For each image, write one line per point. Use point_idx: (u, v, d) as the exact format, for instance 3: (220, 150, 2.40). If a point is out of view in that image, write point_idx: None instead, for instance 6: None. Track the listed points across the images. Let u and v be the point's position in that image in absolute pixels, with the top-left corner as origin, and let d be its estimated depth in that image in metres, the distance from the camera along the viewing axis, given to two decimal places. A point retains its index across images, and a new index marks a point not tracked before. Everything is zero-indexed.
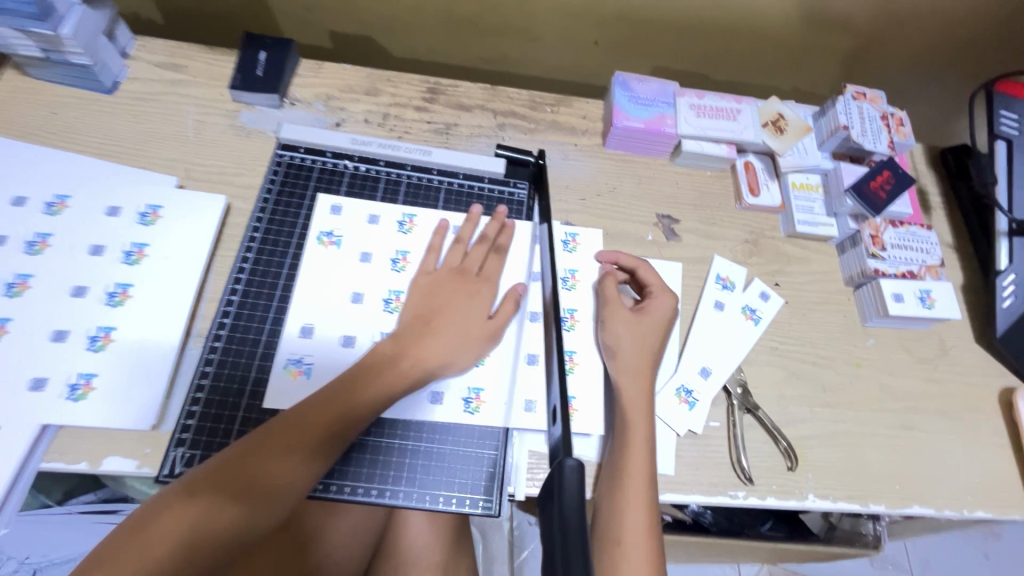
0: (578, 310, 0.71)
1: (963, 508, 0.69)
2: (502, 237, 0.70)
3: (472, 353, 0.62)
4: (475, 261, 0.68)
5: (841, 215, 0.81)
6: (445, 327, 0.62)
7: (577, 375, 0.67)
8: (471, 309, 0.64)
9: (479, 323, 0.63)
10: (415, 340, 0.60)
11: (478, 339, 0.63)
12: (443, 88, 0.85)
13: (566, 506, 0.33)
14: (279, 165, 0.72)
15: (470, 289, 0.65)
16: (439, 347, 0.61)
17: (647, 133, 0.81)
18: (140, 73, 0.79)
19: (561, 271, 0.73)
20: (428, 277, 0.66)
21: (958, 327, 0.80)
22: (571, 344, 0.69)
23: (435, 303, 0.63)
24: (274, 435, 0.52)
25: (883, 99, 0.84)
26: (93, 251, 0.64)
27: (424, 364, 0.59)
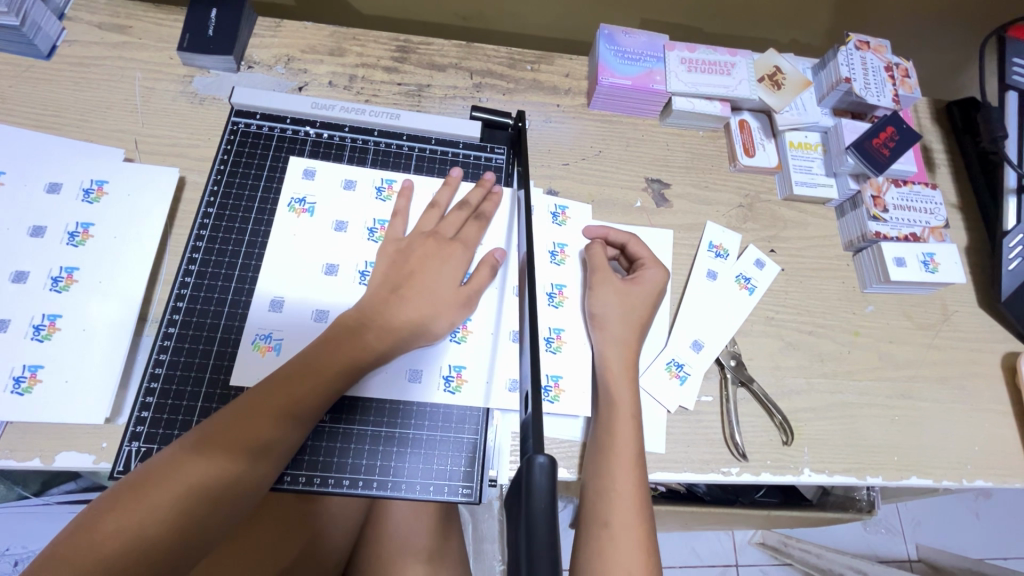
0: (567, 286, 0.67)
1: (962, 478, 0.67)
2: (486, 204, 0.66)
3: (445, 324, 0.58)
4: (451, 226, 0.63)
5: (841, 175, 0.76)
6: (416, 299, 0.57)
7: (563, 354, 0.63)
8: (446, 277, 0.59)
9: (452, 291, 0.59)
10: (385, 311, 0.56)
11: (453, 310, 0.59)
12: (414, 46, 0.78)
13: (534, 512, 0.29)
14: (234, 134, 0.67)
15: (444, 256, 0.61)
16: (410, 319, 0.56)
17: (635, 90, 0.75)
18: (79, 36, 0.72)
19: (550, 245, 0.69)
20: (397, 244, 0.61)
21: (961, 291, 0.76)
22: (558, 322, 0.65)
23: (406, 270, 0.59)
24: (234, 419, 0.48)
25: (888, 49, 0.78)
26: (33, 233, 0.59)
27: (394, 337, 0.56)
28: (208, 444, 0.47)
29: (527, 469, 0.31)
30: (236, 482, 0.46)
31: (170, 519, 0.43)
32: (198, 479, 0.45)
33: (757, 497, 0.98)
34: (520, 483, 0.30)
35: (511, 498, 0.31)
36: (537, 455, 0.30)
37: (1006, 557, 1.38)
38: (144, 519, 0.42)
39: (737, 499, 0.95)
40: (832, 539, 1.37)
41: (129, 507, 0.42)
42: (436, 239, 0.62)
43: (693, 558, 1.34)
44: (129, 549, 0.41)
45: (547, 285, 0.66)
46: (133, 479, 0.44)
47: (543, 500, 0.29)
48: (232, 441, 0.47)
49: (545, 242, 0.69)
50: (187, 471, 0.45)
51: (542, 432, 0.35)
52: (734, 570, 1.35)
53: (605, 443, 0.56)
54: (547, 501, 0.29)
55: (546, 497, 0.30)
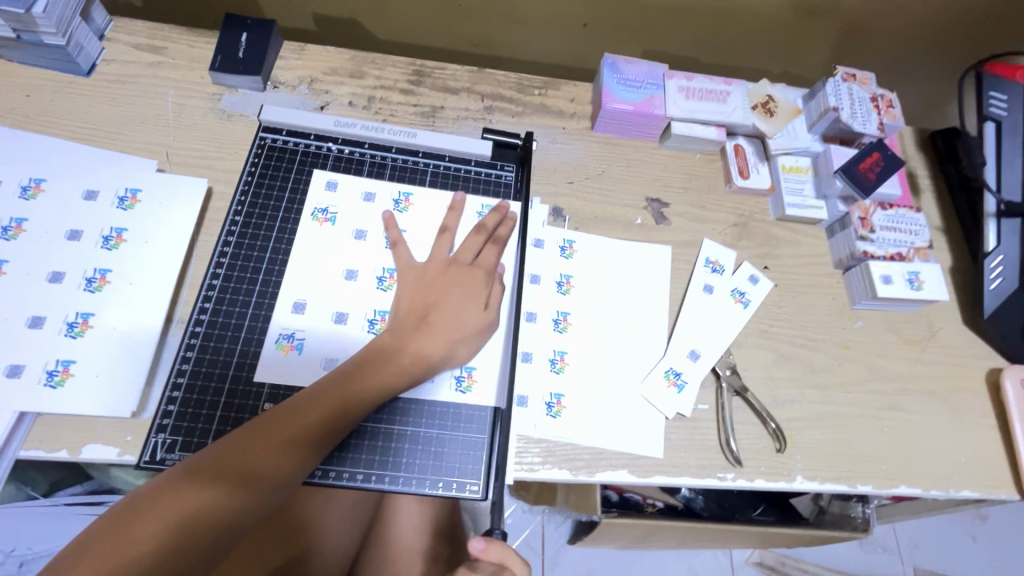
0: (572, 313, 0.70)
1: (949, 488, 0.69)
2: (502, 229, 0.69)
3: (469, 348, 0.62)
4: (470, 251, 0.66)
5: (830, 197, 0.80)
6: (442, 324, 0.61)
7: (566, 374, 0.67)
8: (471, 301, 0.63)
9: (474, 316, 0.62)
10: (413, 337, 0.60)
11: (477, 334, 0.62)
12: (429, 71, 0.84)
13: None
14: (261, 147, 0.71)
15: (469, 283, 0.64)
16: (436, 345, 0.60)
17: (636, 115, 0.80)
18: (118, 55, 0.77)
19: (556, 276, 0.72)
20: (415, 272, 0.64)
21: (946, 308, 0.80)
22: (561, 345, 0.69)
23: (431, 296, 0.62)
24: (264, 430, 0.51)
25: (873, 81, 0.84)
26: (70, 236, 0.63)
27: (424, 359, 0.59)
28: (236, 458, 0.49)
29: None
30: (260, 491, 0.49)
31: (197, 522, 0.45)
32: (221, 493, 0.47)
33: (754, 515, 0.99)
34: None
35: None
36: None
37: None
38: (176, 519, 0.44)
39: (734, 515, 0.97)
40: (829, 559, 1.38)
41: (160, 508, 0.44)
42: (456, 265, 0.65)
43: None
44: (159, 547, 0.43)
45: (552, 312, 0.70)
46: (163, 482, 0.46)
47: None
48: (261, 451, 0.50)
49: (551, 273, 0.72)
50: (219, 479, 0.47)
51: None
52: None
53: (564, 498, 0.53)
54: None
55: None
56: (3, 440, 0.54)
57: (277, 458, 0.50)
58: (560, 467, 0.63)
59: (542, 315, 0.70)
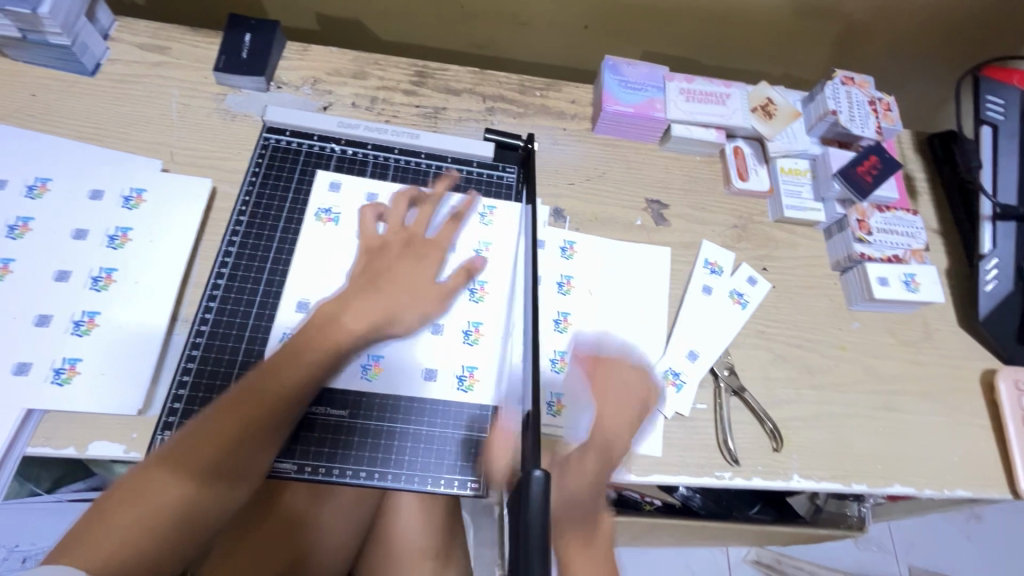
0: (573, 314, 0.71)
1: (943, 487, 0.70)
2: (462, 206, 0.71)
3: (420, 314, 0.62)
4: (421, 220, 0.67)
5: (828, 200, 0.81)
6: (394, 287, 0.61)
7: (566, 374, 0.68)
8: (420, 271, 0.63)
9: (426, 282, 0.63)
10: (356, 295, 0.60)
11: (427, 299, 0.62)
12: (431, 72, 0.84)
13: (532, 517, 0.37)
14: (266, 148, 0.72)
15: (420, 255, 0.64)
16: (386, 308, 0.60)
17: (636, 117, 0.81)
18: (122, 55, 0.77)
19: (557, 277, 0.73)
20: (373, 244, 0.65)
21: (942, 310, 0.81)
22: (562, 345, 0.69)
23: (383, 266, 0.62)
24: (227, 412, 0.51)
25: (872, 84, 0.84)
26: (77, 235, 0.63)
27: (375, 319, 0.59)
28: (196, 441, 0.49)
29: (527, 480, 0.38)
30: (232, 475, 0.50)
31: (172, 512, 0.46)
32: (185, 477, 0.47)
33: (752, 513, 1.00)
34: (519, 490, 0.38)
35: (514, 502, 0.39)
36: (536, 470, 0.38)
37: None
38: (151, 511, 0.46)
39: (732, 513, 0.98)
40: (825, 557, 1.39)
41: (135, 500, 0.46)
42: (407, 239, 0.65)
43: None
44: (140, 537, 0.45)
45: (553, 312, 0.71)
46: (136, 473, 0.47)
47: (537, 509, 0.37)
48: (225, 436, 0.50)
49: (552, 274, 0.73)
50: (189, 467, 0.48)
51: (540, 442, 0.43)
52: None
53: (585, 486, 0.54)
54: (541, 507, 0.38)
55: (540, 506, 0.38)
56: (11, 437, 0.55)
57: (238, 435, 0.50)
58: None
59: (543, 316, 0.70)
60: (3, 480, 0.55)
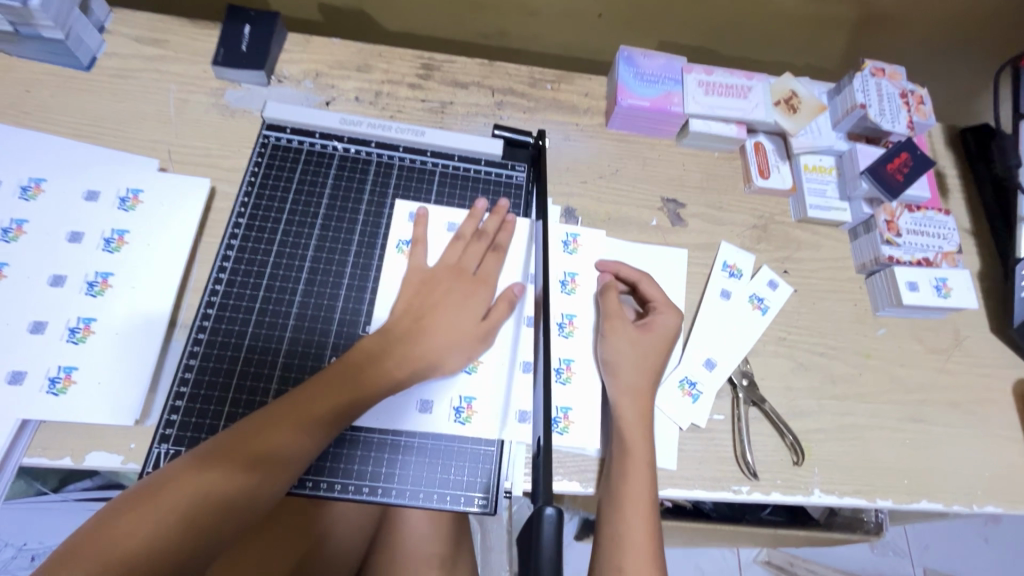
0: (577, 317, 0.68)
1: (972, 503, 0.67)
2: (502, 234, 0.67)
3: (461, 357, 0.60)
4: (471, 258, 0.64)
5: (855, 199, 0.77)
6: (436, 328, 0.59)
7: (573, 384, 0.65)
8: (467, 311, 0.61)
9: (470, 324, 0.61)
10: (409, 342, 0.58)
11: (471, 343, 0.60)
12: (438, 64, 0.81)
13: (542, 562, 0.35)
14: (265, 147, 0.69)
15: (466, 292, 0.62)
16: (428, 349, 0.58)
17: (652, 112, 0.77)
18: (119, 49, 0.75)
19: (561, 275, 0.70)
20: (421, 273, 0.63)
21: (973, 315, 0.77)
22: (567, 353, 0.66)
23: (429, 300, 0.61)
24: (258, 428, 0.51)
25: (903, 76, 0.80)
26: (72, 238, 0.61)
27: (411, 366, 0.57)
28: (242, 442, 0.50)
29: (537, 520, 0.36)
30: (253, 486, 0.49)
31: (186, 518, 0.45)
32: (225, 477, 0.48)
33: (764, 515, 0.98)
34: (531, 529, 0.36)
35: (523, 545, 0.37)
36: (547, 509, 0.36)
37: None
38: (164, 517, 0.45)
39: (744, 516, 0.95)
40: (839, 560, 1.36)
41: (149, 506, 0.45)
42: (458, 271, 0.63)
43: None
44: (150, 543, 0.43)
45: (559, 315, 0.68)
46: (154, 481, 0.47)
47: (549, 552, 0.35)
48: (251, 448, 0.50)
49: (556, 271, 0.70)
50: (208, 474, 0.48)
51: (550, 479, 0.41)
52: None
53: (619, 490, 0.56)
54: (552, 549, 0.35)
55: (551, 549, 0.35)
56: (6, 447, 0.54)
57: (285, 442, 0.51)
58: (570, 479, 0.62)
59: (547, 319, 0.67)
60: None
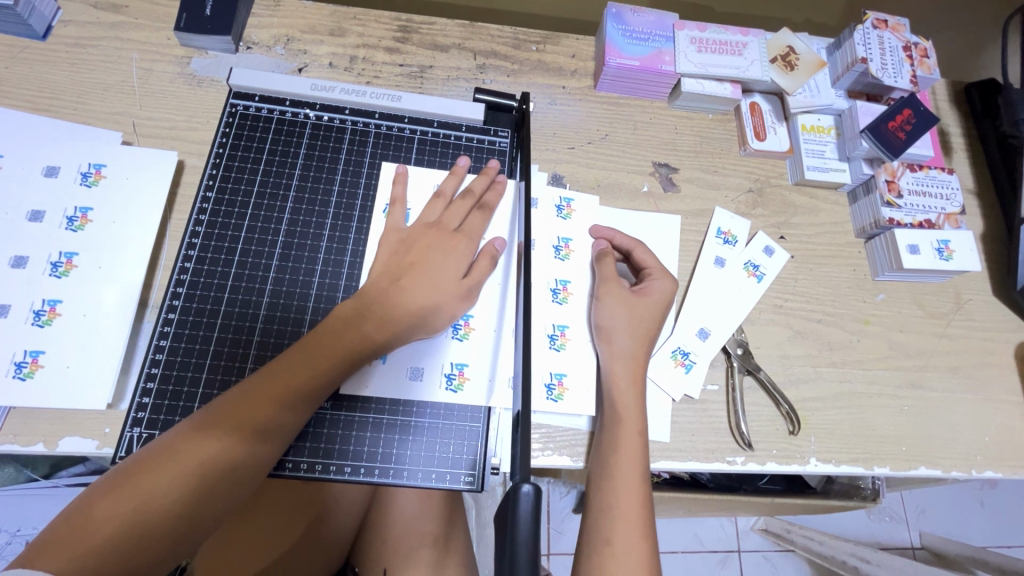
0: (572, 282, 0.66)
1: (971, 469, 0.66)
2: (490, 194, 0.64)
3: (447, 317, 0.57)
4: (455, 216, 0.61)
5: (854, 159, 0.74)
6: (416, 287, 0.56)
7: (567, 351, 0.63)
8: (450, 269, 0.58)
9: (453, 282, 0.58)
10: (390, 302, 0.55)
11: (456, 299, 0.57)
12: (416, 26, 0.76)
13: (519, 539, 0.33)
14: (233, 116, 0.65)
15: (449, 248, 0.59)
16: (410, 311, 0.55)
17: (643, 71, 0.73)
18: (75, 16, 0.70)
19: (554, 240, 0.67)
20: (400, 234, 0.60)
21: (975, 278, 0.75)
22: (561, 318, 0.64)
23: (409, 259, 0.58)
24: (238, 403, 0.49)
25: (907, 27, 0.75)
26: (32, 217, 0.58)
27: (395, 328, 0.55)
28: (220, 419, 0.48)
29: (513, 497, 0.34)
30: (239, 462, 0.47)
31: (168, 502, 0.44)
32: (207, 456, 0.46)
33: (762, 485, 0.97)
34: (506, 508, 0.34)
35: (499, 522, 0.35)
36: (524, 485, 0.34)
37: (1009, 546, 1.38)
38: (145, 502, 0.43)
39: (741, 486, 0.95)
40: (836, 527, 1.37)
41: (128, 492, 0.43)
42: (438, 229, 0.60)
43: (696, 545, 1.34)
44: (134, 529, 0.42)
45: (552, 283, 0.65)
46: (127, 466, 0.45)
47: (526, 529, 0.33)
48: (233, 425, 0.48)
49: (549, 236, 0.67)
50: (189, 456, 0.46)
51: (529, 453, 0.39)
52: (737, 556, 1.35)
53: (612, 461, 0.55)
54: (529, 527, 0.33)
55: (529, 526, 0.34)
56: None
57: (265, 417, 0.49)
58: (561, 454, 0.60)
59: (540, 285, 0.65)
60: None
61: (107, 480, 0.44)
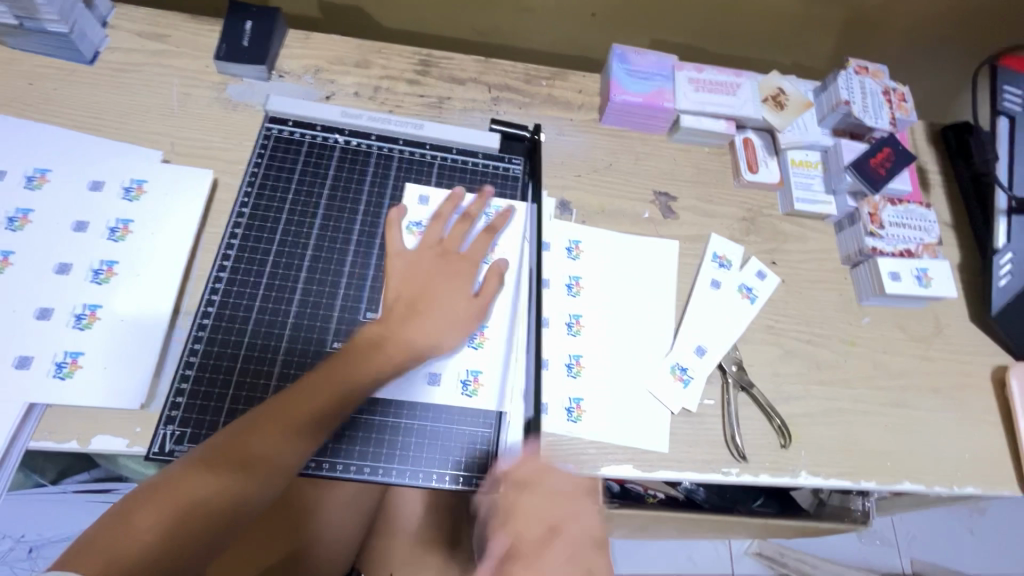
0: (584, 315, 0.70)
1: (953, 484, 0.69)
2: (498, 219, 0.69)
3: (459, 336, 0.62)
4: (459, 240, 0.67)
5: (840, 193, 0.80)
6: (431, 313, 0.61)
7: (583, 377, 0.67)
8: (460, 292, 0.63)
9: (465, 304, 0.63)
10: (404, 325, 0.60)
11: (466, 322, 0.62)
12: (435, 60, 0.83)
13: None
14: (268, 138, 0.70)
15: (456, 272, 0.64)
16: (426, 333, 0.60)
17: (645, 107, 0.79)
18: (121, 43, 0.76)
19: (565, 278, 0.71)
20: (406, 257, 0.64)
21: (953, 305, 0.80)
22: (576, 348, 0.68)
23: (420, 285, 0.63)
24: (255, 423, 0.52)
25: (885, 74, 0.82)
26: (77, 227, 0.62)
27: (413, 348, 0.59)
28: (237, 446, 0.50)
29: None
30: (249, 486, 0.50)
31: (175, 526, 0.46)
32: (220, 479, 0.49)
33: (755, 506, 0.99)
34: None
35: None
36: None
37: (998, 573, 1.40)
38: (170, 511, 0.46)
39: (735, 505, 0.97)
40: (828, 551, 1.38)
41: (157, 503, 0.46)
42: (447, 253, 0.65)
43: (690, 568, 1.35)
44: (151, 544, 0.44)
45: (564, 315, 0.69)
46: (159, 479, 0.48)
47: None
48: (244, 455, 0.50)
49: (560, 276, 0.71)
50: (210, 473, 0.49)
51: None
52: None
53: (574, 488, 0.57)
54: None
55: None
56: (13, 430, 0.55)
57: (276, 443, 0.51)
58: (567, 461, 0.63)
59: (554, 318, 0.69)
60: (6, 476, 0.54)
61: (131, 496, 0.47)
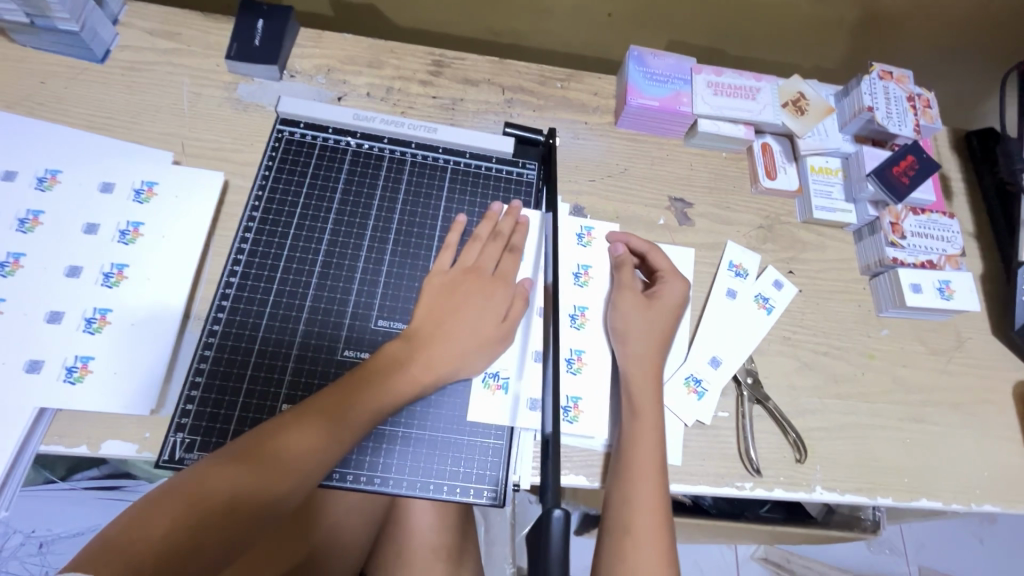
0: (590, 308, 0.69)
1: (971, 502, 0.68)
2: (516, 236, 0.67)
3: (483, 360, 0.60)
4: (489, 259, 0.65)
5: (860, 201, 0.78)
6: (456, 333, 0.59)
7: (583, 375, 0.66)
8: (489, 313, 0.61)
9: (492, 324, 0.61)
10: (430, 342, 0.59)
11: (492, 346, 0.61)
12: (449, 61, 0.81)
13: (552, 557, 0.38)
14: (279, 141, 0.69)
15: (487, 289, 0.63)
16: (452, 354, 0.59)
17: (661, 111, 0.77)
18: (132, 41, 0.75)
19: (573, 267, 0.71)
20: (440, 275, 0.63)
21: (974, 317, 0.78)
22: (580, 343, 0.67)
23: (450, 304, 0.61)
24: (279, 427, 0.51)
25: (910, 79, 0.80)
26: (88, 229, 0.62)
27: (439, 370, 0.58)
28: (261, 449, 0.50)
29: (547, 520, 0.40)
30: (266, 490, 0.48)
31: (190, 523, 0.44)
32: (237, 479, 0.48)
33: (762, 512, 0.98)
34: (542, 530, 0.39)
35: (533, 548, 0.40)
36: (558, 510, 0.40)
37: None
38: (184, 507, 0.45)
39: (743, 513, 0.96)
40: (835, 558, 1.37)
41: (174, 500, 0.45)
42: (477, 272, 0.63)
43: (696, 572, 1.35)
44: (163, 540, 0.43)
45: (569, 307, 0.69)
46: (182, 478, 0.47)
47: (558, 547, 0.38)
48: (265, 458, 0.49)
49: (568, 263, 0.71)
50: (230, 471, 0.48)
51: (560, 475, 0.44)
52: None
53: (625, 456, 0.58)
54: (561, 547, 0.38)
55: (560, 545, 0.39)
56: (24, 435, 0.54)
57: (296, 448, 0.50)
58: (578, 473, 0.63)
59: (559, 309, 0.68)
60: (16, 481, 0.54)
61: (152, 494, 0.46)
